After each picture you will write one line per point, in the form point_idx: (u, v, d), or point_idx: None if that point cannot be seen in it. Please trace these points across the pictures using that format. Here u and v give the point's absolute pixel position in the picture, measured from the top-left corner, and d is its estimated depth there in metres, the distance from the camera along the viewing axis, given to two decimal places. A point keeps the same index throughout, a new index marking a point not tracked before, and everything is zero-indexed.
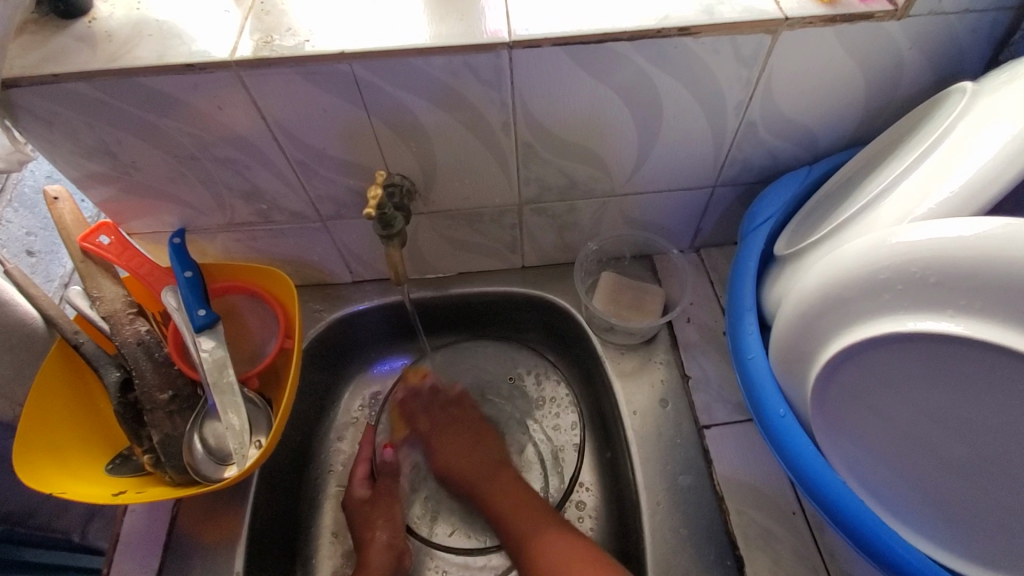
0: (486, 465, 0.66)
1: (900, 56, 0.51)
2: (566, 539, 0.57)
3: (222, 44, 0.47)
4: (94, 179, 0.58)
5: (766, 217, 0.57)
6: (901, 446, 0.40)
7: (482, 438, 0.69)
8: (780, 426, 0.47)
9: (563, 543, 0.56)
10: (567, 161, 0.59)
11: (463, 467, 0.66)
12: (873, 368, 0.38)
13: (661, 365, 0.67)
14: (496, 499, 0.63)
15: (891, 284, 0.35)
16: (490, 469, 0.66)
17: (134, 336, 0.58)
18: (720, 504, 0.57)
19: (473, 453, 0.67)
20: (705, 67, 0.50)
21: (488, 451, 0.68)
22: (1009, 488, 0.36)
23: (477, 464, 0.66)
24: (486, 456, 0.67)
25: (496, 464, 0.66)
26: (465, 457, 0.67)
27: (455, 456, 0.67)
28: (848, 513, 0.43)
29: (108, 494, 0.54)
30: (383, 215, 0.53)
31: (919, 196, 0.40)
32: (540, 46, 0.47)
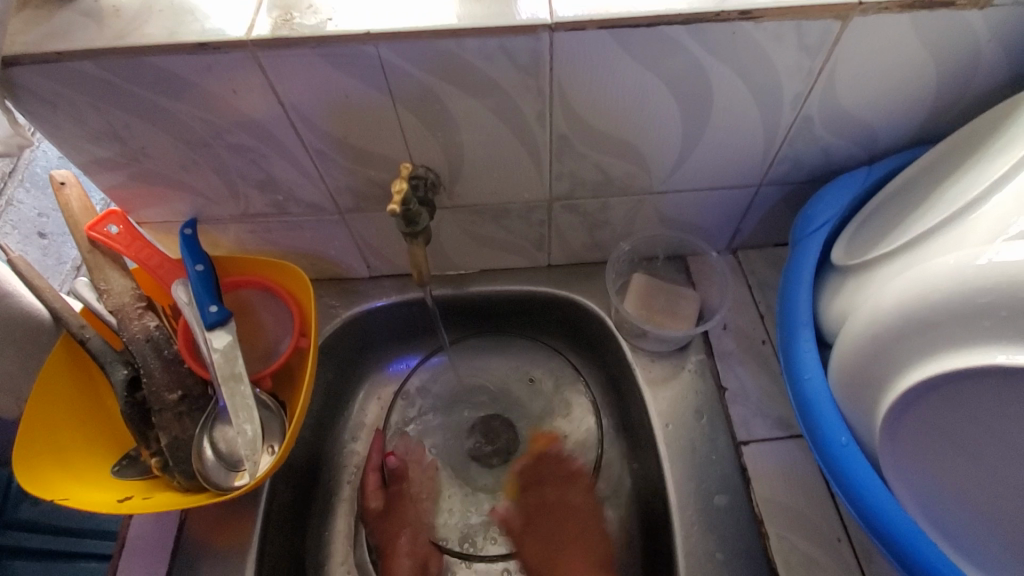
0: (579, 557, 0.61)
1: (979, 48, 0.46)
2: None
3: (238, 21, 0.43)
4: (101, 165, 0.55)
5: (824, 220, 0.52)
6: (982, 486, 0.36)
7: (568, 499, 0.65)
8: (840, 455, 0.43)
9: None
10: (603, 155, 0.55)
11: (563, 549, 0.62)
12: (960, 402, 0.34)
13: (694, 374, 0.64)
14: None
15: (990, 310, 0.31)
16: (562, 556, 0.62)
17: (142, 332, 0.56)
18: (759, 527, 0.54)
19: (552, 543, 0.63)
20: (764, 55, 0.45)
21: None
22: None
23: (556, 557, 0.62)
24: (580, 549, 0.62)
25: (580, 541, 0.62)
26: (554, 539, 0.63)
27: (545, 547, 0.63)
28: (914, 555, 0.39)
29: (113, 500, 0.51)
30: (408, 211, 0.49)
31: (1016, 207, 0.35)
32: (585, 29, 0.42)
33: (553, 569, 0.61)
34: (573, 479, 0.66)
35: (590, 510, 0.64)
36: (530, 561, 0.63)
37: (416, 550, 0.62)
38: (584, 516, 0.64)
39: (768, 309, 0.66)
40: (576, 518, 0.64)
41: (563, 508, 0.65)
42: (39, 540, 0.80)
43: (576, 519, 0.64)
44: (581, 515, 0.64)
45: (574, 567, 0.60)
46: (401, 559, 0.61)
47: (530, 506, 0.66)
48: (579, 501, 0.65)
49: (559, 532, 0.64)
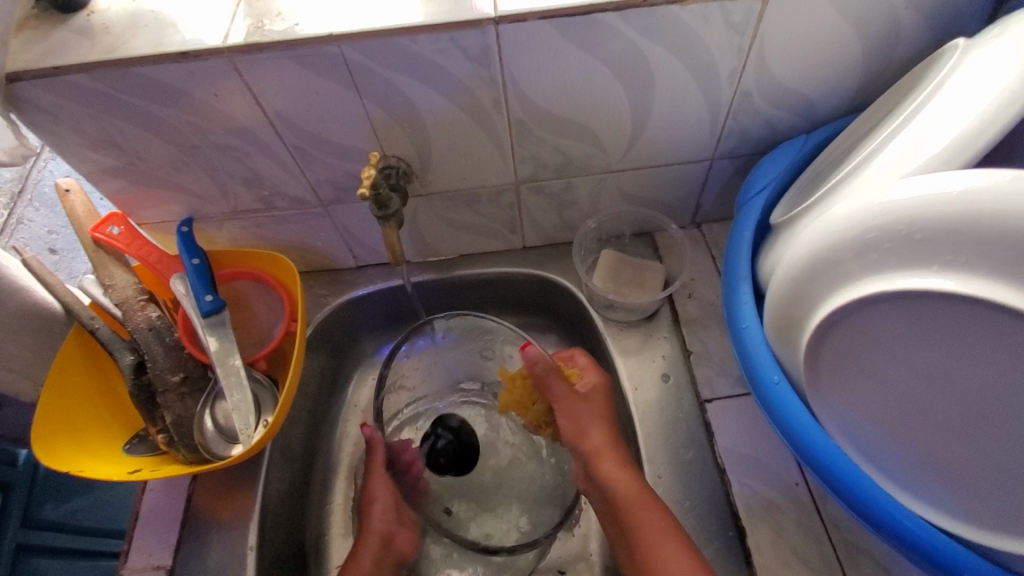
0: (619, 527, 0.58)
1: (896, 17, 0.50)
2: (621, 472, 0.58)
3: (215, 31, 0.48)
4: (103, 172, 0.60)
5: (762, 186, 0.58)
6: (893, 409, 0.41)
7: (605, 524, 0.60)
8: (774, 392, 0.47)
9: (613, 466, 0.58)
10: (560, 137, 0.59)
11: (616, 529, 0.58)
12: (862, 330, 0.38)
13: (663, 340, 0.68)
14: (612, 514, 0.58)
15: (878, 243, 0.35)
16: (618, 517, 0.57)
17: (145, 321, 0.60)
18: (721, 475, 0.58)
19: (597, 419, 0.62)
20: (697, 36, 0.50)
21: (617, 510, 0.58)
22: (992, 442, 0.36)
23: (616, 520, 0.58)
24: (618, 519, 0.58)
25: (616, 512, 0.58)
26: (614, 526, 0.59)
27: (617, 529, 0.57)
28: (843, 478, 0.44)
29: (124, 472, 0.56)
30: (378, 196, 0.54)
31: (906, 152, 0.40)
32: (526, 21, 0.47)
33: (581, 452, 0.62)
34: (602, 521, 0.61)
35: (596, 396, 0.63)
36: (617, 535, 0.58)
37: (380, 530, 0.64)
38: (604, 406, 0.63)
39: (720, 253, 0.71)
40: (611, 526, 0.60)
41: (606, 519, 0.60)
42: (59, 539, 0.86)
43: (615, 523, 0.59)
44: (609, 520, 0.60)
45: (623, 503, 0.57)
46: (369, 540, 0.63)
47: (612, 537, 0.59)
48: (583, 391, 0.64)
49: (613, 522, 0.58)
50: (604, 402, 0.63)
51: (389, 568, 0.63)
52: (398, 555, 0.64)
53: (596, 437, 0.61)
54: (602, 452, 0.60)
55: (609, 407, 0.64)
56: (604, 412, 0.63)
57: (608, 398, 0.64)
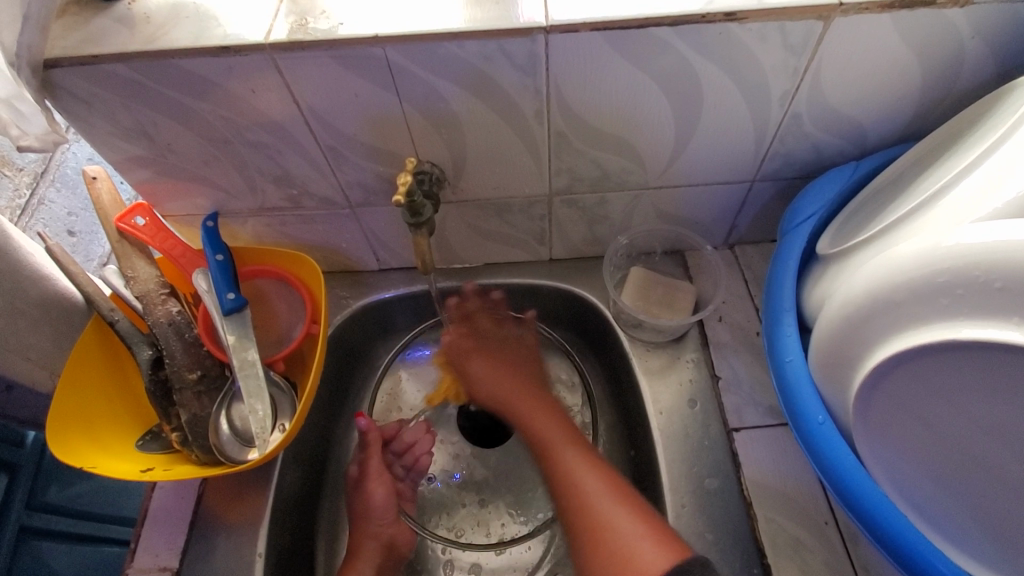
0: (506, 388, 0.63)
1: (962, 46, 0.48)
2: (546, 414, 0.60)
3: (257, 27, 0.47)
4: (132, 162, 0.59)
5: (809, 214, 0.56)
6: (948, 461, 0.40)
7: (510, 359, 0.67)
8: (819, 433, 0.47)
9: (557, 428, 0.58)
10: (600, 150, 0.57)
11: (501, 397, 0.63)
12: (923, 377, 0.38)
13: (689, 364, 0.66)
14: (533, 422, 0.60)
15: (949, 288, 0.34)
16: (523, 400, 0.62)
17: (165, 317, 0.59)
18: (748, 510, 0.56)
19: (507, 382, 0.64)
20: (752, 55, 0.48)
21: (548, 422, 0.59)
22: None
23: (509, 390, 0.63)
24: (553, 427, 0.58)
25: (534, 395, 0.63)
26: (499, 385, 0.64)
27: (491, 389, 0.64)
28: (891, 531, 0.43)
29: (137, 470, 0.55)
30: (413, 203, 0.53)
31: (983, 193, 0.39)
32: (577, 31, 0.45)
33: (502, 409, 0.63)
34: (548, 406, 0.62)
35: (512, 340, 0.69)
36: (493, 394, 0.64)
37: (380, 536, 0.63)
38: (507, 344, 0.68)
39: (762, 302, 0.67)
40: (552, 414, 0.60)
41: (501, 368, 0.65)
42: (57, 523, 0.85)
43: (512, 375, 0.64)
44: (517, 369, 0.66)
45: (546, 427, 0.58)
46: (370, 543, 0.62)
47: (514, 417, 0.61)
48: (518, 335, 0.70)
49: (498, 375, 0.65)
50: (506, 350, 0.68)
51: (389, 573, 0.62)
52: (398, 558, 0.64)
53: (474, 365, 0.66)
54: (512, 399, 0.62)
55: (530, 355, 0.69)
56: (522, 364, 0.67)
57: (529, 339, 0.70)
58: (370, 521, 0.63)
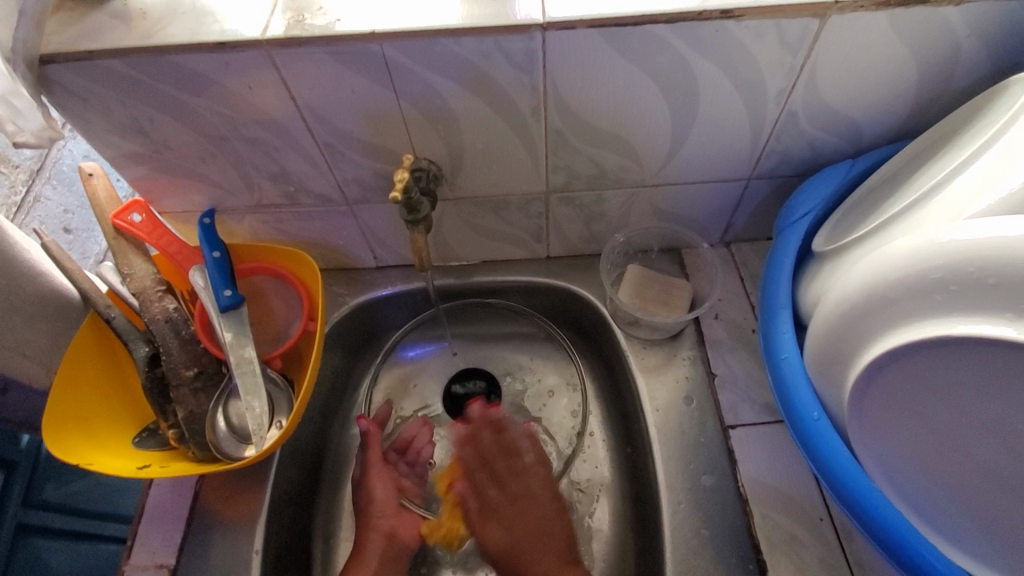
0: (532, 526, 0.61)
1: (956, 44, 0.48)
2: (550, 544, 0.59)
3: (254, 23, 0.47)
4: (128, 158, 0.59)
5: (805, 212, 0.56)
6: (942, 457, 0.40)
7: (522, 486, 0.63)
8: (814, 429, 0.47)
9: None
10: (597, 148, 0.57)
11: (517, 533, 0.61)
12: (917, 373, 0.38)
13: (685, 361, 0.66)
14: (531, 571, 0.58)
15: (943, 285, 0.35)
16: (542, 551, 0.59)
17: (162, 314, 0.59)
18: (743, 507, 0.56)
19: (527, 510, 0.62)
20: (748, 54, 0.48)
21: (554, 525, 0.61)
22: None
23: (534, 541, 0.60)
24: (542, 540, 0.60)
25: (565, 553, 0.59)
26: (518, 521, 0.61)
27: (512, 530, 0.61)
28: (885, 526, 0.43)
29: (133, 467, 0.55)
30: (409, 200, 0.53)
31: (976, 191, 0.39)
32: (574, 28, 0.45)
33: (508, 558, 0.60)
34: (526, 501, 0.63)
35: (534, 496, 0.63)
36: (508, 544, 0.60)
37: (384, 527, 0.63)
38: (530, 498, 0.63)
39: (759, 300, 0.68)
40: (553, 522, 0.61)
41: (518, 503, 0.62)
42: (57, 521, 0.85)
43: (532, 512, 0.62)
44: (536, 509, 0.62)
45: None
46: (372, 537, 0.62)
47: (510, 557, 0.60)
48: (524, 468, 0.65)
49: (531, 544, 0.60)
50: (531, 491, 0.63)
51: (393, 567, 0.61)
52: (401, 551, 0.62)
53: (505, 509, 0.63)
54: (516, 553, 0.59)
55: (551, 493, 0.63)
56: (542, 509, 0.62)
57: (544, 484, 0.64)
58: (373, 514, 0.64)
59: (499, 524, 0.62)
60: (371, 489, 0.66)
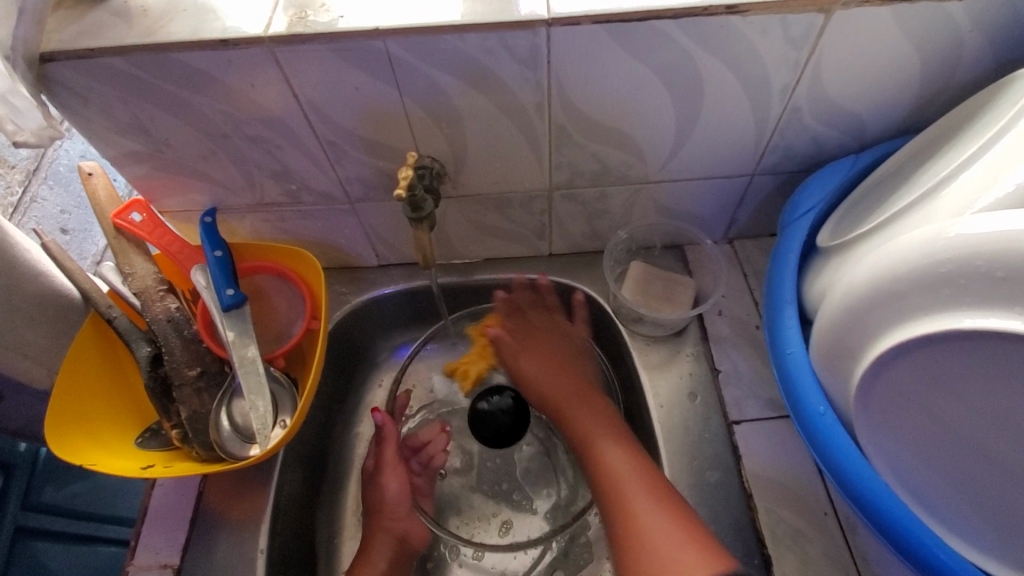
0: (560, 391, 0.64)
1: (960, 39, 0.48)
2: (590, 403, 0.62)
3: (256, 20, 0.47)
4: (129, 157, 0.59)
5: (809, 207, 0.56)
6: (950, 451, 0.40)
7: (567, 362, 0.67)
8: (820, 423, 0.47)
9: (618, 452, 0.55)
10: (600, 144, 0.57)
11: (552, 396, 0.64)
12: (925, 367, 0.38)
13: (689, 358, 0.66)
14: (570, 407, 0.62)
15: (951, 279, 0.35)
16: (584, 399, 0.63)
17: (164, 313, 0.59)
18: (748, 502, 0.56)
19: (559, 381, 0.65)
20: (752, 49, 0.48)
21: (582, 375, 0.66)
22: None
23: (565, 396, 0.63)
24: (567, 383, 0.65)
25: (584, 396, 0.63)
26: (549, 384, 0.65)
27: (542, 382, 0.66)
28: (892, 520, 0.44)
29: (137, 467, 0.55)
30: (413, 197, 0.52)
31: (983, 184, 0.40)
32: (579, 24, 0.45)
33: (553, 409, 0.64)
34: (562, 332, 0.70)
35: (564, 336, 0.69)
36: (546, 388, 0.65)
37: (394, 529, 0.63)
38: (562, 345, 0.68)
39: (762, 296, 0.68)
40: (603, 416, 0.60)
41: (545, 350, 0.68)
42: (57, 523, 0.85)
43: (552, 347, 0.68)
44: (560, 347, 0.68)
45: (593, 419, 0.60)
46: (383, 536, 0.62)
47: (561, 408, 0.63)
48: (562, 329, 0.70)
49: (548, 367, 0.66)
50: (551, 346, 0.68)
51: (401, 568, 0.62)
52: (410, 554, 0.63)
53: (529, 365, 0.67)
54: (565, 402, 0.63)
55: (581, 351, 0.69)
56: (559, 359, 0.67)
57: (574, 343, 0.69)
58: (383, 514, 0.63)
59: (531, 363, 0.67)
60: (382, 488, 0.65)
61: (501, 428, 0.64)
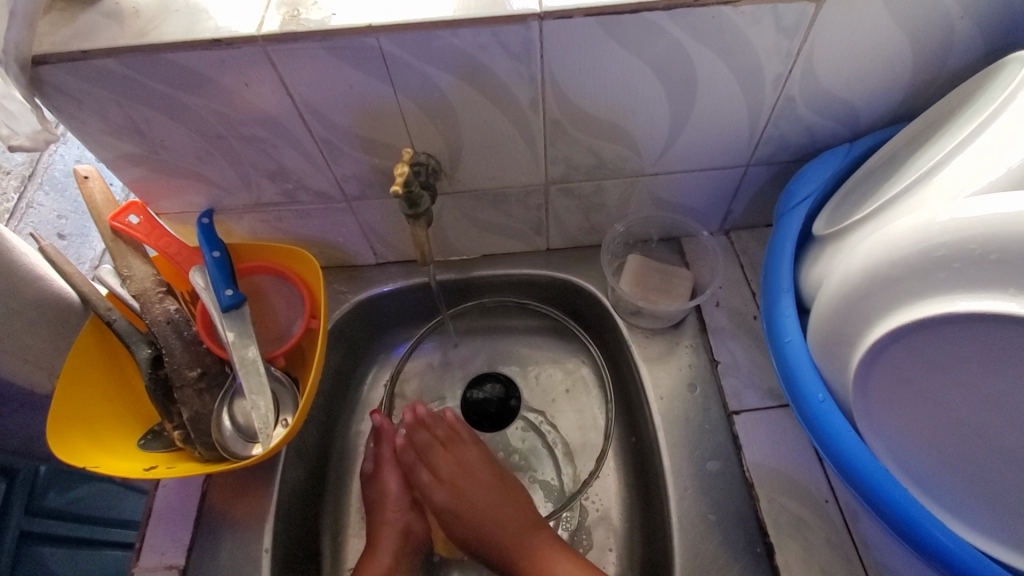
0: (500, 506, 0.63)
1: (952, 25, 0.48)
2: (513, 503, 0.63)
3: (249, 18, 0.47)
4: (125, 160, 0.59)
5: (804, 196, 0.57)
6: (948, 435, 0.41)
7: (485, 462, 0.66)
8: (818, 410, 0.47)
9: (510, 510, 0.63)
10: (595, 138, 0.57)
11: (484, 507, 0.63)
12: (922, 351, 0.39)
13: (688, 349, 0.66)
14: (500, 533, 0.61)
15: (946, 263, 0.35)
16: (525, 533, 0.61)
17: (163, 315, 0.59)
18: (750, 491, 0.56)
19: (489, 493, 0.64)
20: (744, 39, 0.48)
21: (514, 488, 0.65)
22: None
23: (508, 525, 0.62)
24: (512, 505, 0.63)
25: (534, 528, 0.61)
26: (484, 500, 0.63)
27: (478, 507, 0.63)
28: (891, 504, 0.44)
29: (140, 469, 0.55)
30: (410, 194, 0.52)
31: (975, 170, 0.40)
32: (571, 17, 0.45)
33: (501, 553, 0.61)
34: (470, 443, 0.67)
35: (478, 462, 0.66)
36: (484, 517, 0.62)
37: (399, 521, 0.64)
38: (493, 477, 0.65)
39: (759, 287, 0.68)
40: (531, 517, 0.62)
41: (467, 474, 0.65)
42: (61, 527, 0.85)
43: (475, 464, 0.65)
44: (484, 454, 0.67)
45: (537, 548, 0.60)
46: (389, 528, 0.63)
47: (467, 519, 0.63)
48: (462, 444, 0.66)
49: (490, 521, 0.62)
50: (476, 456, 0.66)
51: (407, 558, 0.63)
52: (415, 544, 0.64)
53: (467, 488, 0.64)
54: (487, 512, 0.62)
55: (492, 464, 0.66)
56: (485, 478, 0.65)
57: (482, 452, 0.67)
58: (387, 507, 0.65)
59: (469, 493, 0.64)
60: (384, 483, 0.66)
61: (489, 410, 0.73)
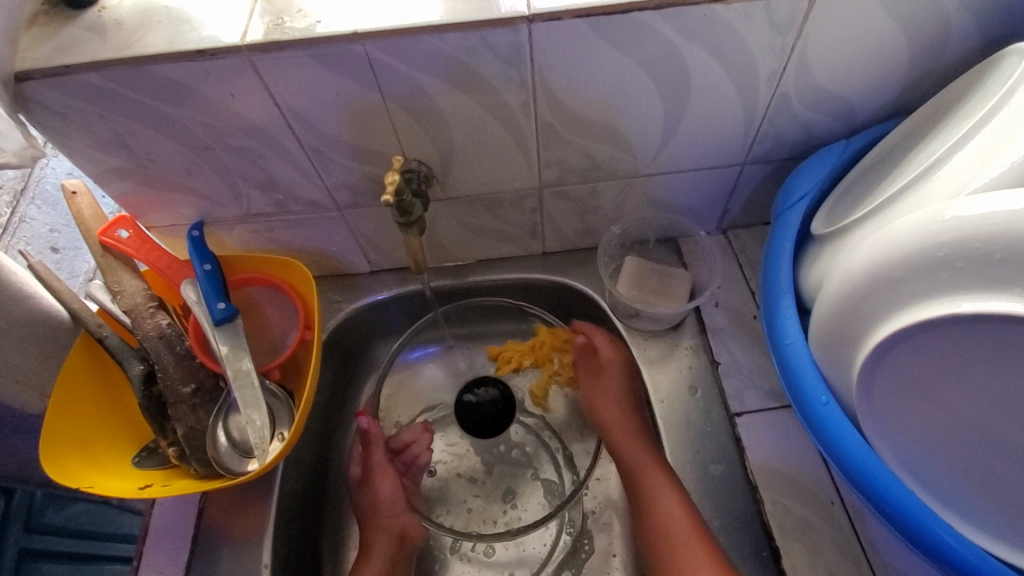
0: (621, 413, 0.64)
1: (947, 18, 0.48)
2: (635, 440, 0.61)
3: (233, 28, 0.46)
4: (113, 174, 0.58)
5: (801, 195, 0.56)
6: (954, 436, 0.40)
7: (612, 376, 0.66)
8: (821, 413, 0.47)
9: (637, 448, 0.60)
10: (589, 140, 0.57)
11: (615, 423, 0.64)
12: (925, 352, 0.38)
13: (689, 351, 0.65)
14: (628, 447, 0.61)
15: (949, 263, 0.35)
16: (632, 438, 0.62)
17: (155, 330, 0.58)
18: (754, 494, 0.56)
19: (613, 403, 0.65)
20: (737, 37, 0.47)
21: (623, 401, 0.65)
22: None
23: (620, 428, 0.63)
24: (631, 429, 0.63)
25: (636, 432, 0.62)
26: (613, 411, 0.65)
27: (601, 408, 0.65)
28: (897, 506, 0.43)
29: (134, 487, 0.54)
30: (401, 202, 0.52)
31: (975, 166, 0.39)
32: (561, 19, 0.44)
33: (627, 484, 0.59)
34: (618, 372, 0.66)
35: (609, 387, 0.66)
36: (608, 428, 0.64)
37: (392, 526, 0.63)
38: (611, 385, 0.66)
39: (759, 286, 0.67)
40: (637, 428, 0.63)
41: (608, 391, 0.66)
42: (63, 544, 0.85)
43: (608, 389, 0.66)
44: (625, 380, 0.66)
45: (640, 452, 0.60)
46: (382, 536, 0.62)
47: (617, 436, 0.63)
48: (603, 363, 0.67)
49: (609, 407, 0.65)
50: (626, 376, 0.66)
51: (403, 565, 0.62)
52: (410, 551, 0.64)
53: (610, 415, 0.65)
54: (622, 440, 0.62)
55: (633, 377, 0.66)
56: (619, 381, 0.66)
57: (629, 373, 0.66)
58: (381, 514, 0.64)
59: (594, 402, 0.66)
60: (376, 490, 0.65)
61: (486, 419, 0.65)
